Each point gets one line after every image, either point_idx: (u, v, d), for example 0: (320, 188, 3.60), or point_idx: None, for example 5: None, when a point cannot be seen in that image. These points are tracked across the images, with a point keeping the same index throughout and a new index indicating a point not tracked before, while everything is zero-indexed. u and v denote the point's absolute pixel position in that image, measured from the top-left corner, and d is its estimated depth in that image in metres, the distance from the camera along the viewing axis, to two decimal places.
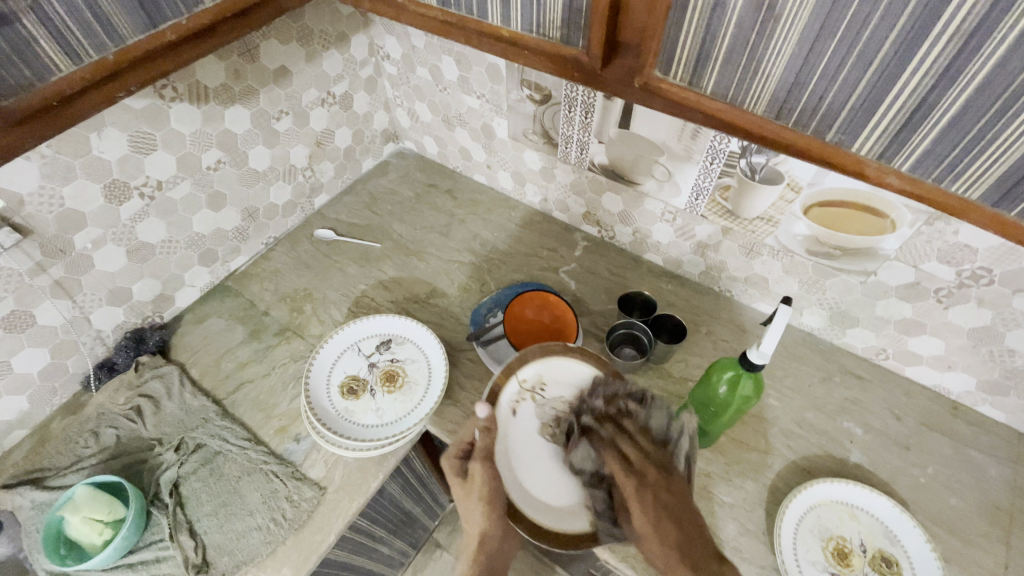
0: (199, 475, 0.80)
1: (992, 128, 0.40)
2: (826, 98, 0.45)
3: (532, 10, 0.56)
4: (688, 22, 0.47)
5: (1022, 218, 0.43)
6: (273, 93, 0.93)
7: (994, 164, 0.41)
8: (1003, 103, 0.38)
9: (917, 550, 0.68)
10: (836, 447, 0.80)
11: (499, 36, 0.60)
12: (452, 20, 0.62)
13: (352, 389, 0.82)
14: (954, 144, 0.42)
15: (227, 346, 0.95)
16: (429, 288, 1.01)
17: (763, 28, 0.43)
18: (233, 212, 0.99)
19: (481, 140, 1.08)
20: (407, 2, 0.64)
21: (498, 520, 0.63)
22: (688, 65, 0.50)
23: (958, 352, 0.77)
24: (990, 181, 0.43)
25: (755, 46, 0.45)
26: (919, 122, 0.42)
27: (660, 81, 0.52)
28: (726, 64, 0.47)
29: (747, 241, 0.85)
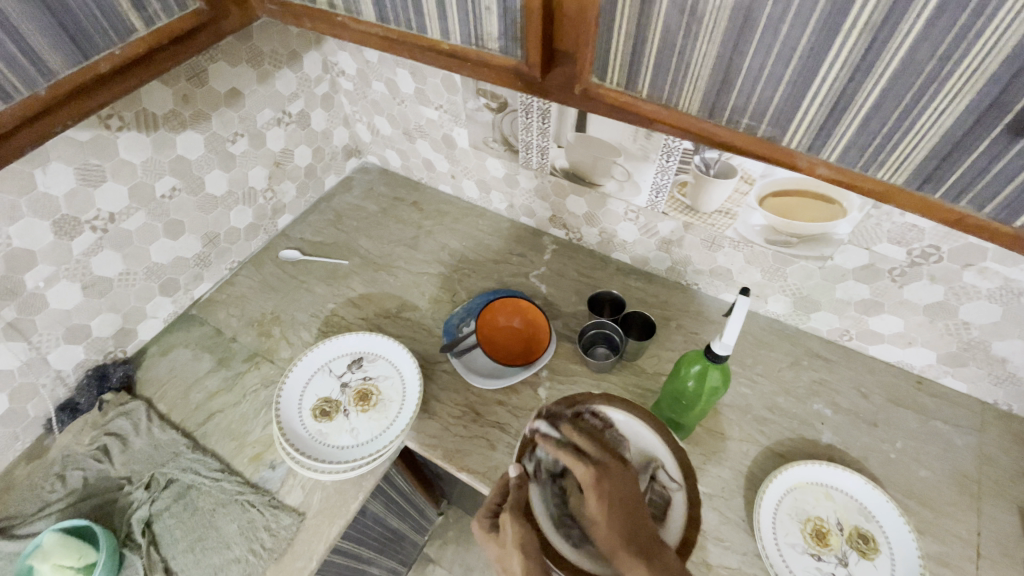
0: (172, 511, 0.78)
1: (908, 114, 0.43)
2: (757, 93, 0.47)
3: (470, 24, 0.56)
4: (620, 33, 0.50)
5: (943, 200, 0.47)
6: (226, 116, 0.92)
7: (915, 147, 0.45)
8: (916, 90, 0.41)
9: (892, 523, 0.70)
10: (808, 429, 0.82)
11: (441, 49, 0.60)
12: (392, 36, 0.62)
13: (324, 411, 0.78)
14: (876, 132, 0.45)
15: (196, 376, 0.92)
16: (400, 302, 1.00)
17: (687, 31, 0.46)
18: (193, 239, 0.96)
19: (443, 151, 1.08)
20: (347, 20, 0.64)
21: (535, 571, 0.57)
22: (622, 71, 0.53)
23: (916, 328, 0.80)
24: (911, 167, 0.46)
25: (682, 48, 0.48)
26: (841, 114, 0.45)
27: (598, 86, 0.55)
28: (657, 68, 0.51)
29: (708, 235, 0.87)
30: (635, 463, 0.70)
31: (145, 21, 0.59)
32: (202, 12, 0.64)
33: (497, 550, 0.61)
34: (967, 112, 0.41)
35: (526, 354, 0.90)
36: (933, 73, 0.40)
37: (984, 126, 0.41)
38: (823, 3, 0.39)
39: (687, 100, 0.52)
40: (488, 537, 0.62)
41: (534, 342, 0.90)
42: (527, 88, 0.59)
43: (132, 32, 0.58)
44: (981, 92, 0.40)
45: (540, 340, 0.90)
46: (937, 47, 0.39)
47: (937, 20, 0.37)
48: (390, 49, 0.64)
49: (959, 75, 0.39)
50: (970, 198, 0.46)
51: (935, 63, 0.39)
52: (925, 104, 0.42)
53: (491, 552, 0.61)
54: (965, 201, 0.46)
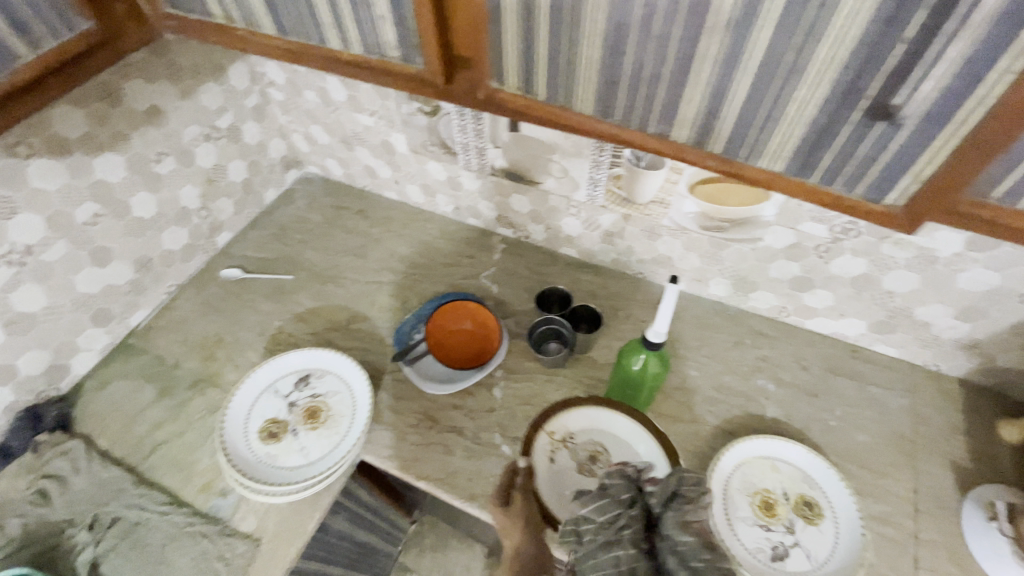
0: (119, 550, 0.75)
1: (777, 108, 0.51)
2: (652, 90, 0.54)
3: (366, 33, 0.61)
4: (520, 43, 0.55)
5: (815, 181, 0.57)
6: (148, 135, 0.88)
7: (794, 128, 0.52)
8: (779, 87, 0.49)
9: (833, 488, 0.74)
10: (754, 405, 0.84)
11: (344, 59, 0.64)
12: (296, 49, 0.66)
13: (272, 433, 0.76)
14: (753, 127, 0.54)
15: (138, 408, 0.89)
16: (349, 313, 0.98)
17: (575, 37, 0.52)
18: (124, 265, 0.92)
19: (383, 156, 1.06)
20: (246, 34, 0.67)
21: (530, 544, 0.65)
22: (519, 77, 0.59)
23: (846, 300, 0.83)
24: (784, 154, 0.55)
25: (574, 54, 0.53)
26: (721, 109, 0.53)
27: (501, 92, 0.60)
28: (549, 70, 0.56)
29: (647, 224, 0.89)
30: (617, 448, 0.76)
31: None
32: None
33: (502, 518, 0.68)
34: (825, 105, 0.49)
35: (478, 357, 0.90)
36: (787, 73, 0.48)
37: (843, 114, 0.49)
38: (689, 10, 0.46)
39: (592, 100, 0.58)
40: (496, 509, 0.69)
41: (486, 343, 0.90)
42: (434, 94, 0.63)
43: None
44: (835, 86, 0.47)
45: (491, 341, 0.90)
46: (791, 50, 0.46)
47: (786, 26, 0.44)
48: (297, 59, 0.67)
49: (815, 63, 0.46)
50: (839, 178, 0.55)
51: (792, 61, 0.47)
52: (788, 99, 0.50)
53: (496, 521, 0.69)
54: (839, 177, 0.55)
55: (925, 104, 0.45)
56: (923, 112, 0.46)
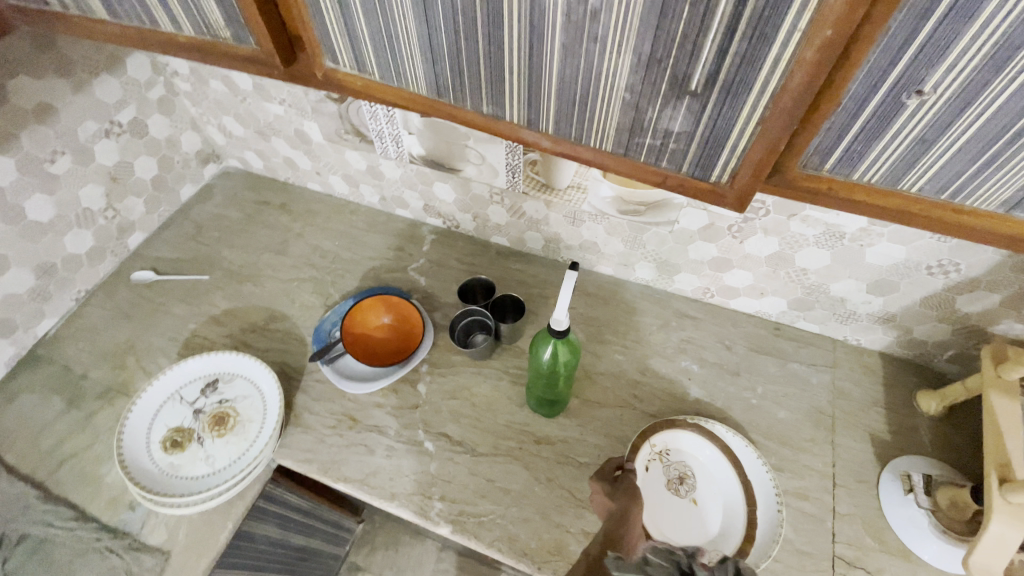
0: (25, 569, 0.71)
1: (587, 73, 0.46)
2: (469, 64, 0.51)
3: (194, 15, 0.57)
4: (338, 20, 0.52)
5: (648, 163, 0.52)
6: (37, 133, 0.82)
7: (609, 106, 0.48)
8: (585, 49, 0.45)
9: (728, 488, 0.73)
10: (678, 387, 0.84)
11: (179, 42, 0.61)
12: (132, 33, 0.62)
13: (175, 442, 0.73)
14: (572, 99, 0.49)
15: (41, 422, 0.84)
16: (268, 313, 0.94)
17: (384, 10, 0.49)
18: (22, 272, 0.86)
19: (301, 147, 1.02)
20: (79, 18, 0.64)
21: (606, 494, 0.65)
22: (351, 56, 0.56)
23: (764, 279, 0.84)
24: (612, 133, 0.51)
25: (388, 27, 0.51)
26: (538, 81, 0.49)
27: (336, 70, 0.58)
28: (376, 49, 0.54)
29: (568, 211, 0.88)
30: None
31: None
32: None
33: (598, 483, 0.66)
34: (634, 69, 0.44)
35: (405, 348, 0.88)
36: (590, 33, 0.43)
37: (652, 80, 0.44)
38: None
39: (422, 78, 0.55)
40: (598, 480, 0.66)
41: (409, 334, 0.88)
42: (279, 76, 0.61)
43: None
44: (636, 49, 0.43)
45: (413, 330, 0.88)
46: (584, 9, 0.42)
47: None
48: (138, 45, 0.64)
49: (608, 34, 0.43)
50: (670, 158, 0.51)
51: (589, 22, 0.43)
52: (597, 64, 0.45)
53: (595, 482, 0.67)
54: (665, 161, 0.51)
55: (719, 71, 0.42)
56: (725, 82, 0.42)
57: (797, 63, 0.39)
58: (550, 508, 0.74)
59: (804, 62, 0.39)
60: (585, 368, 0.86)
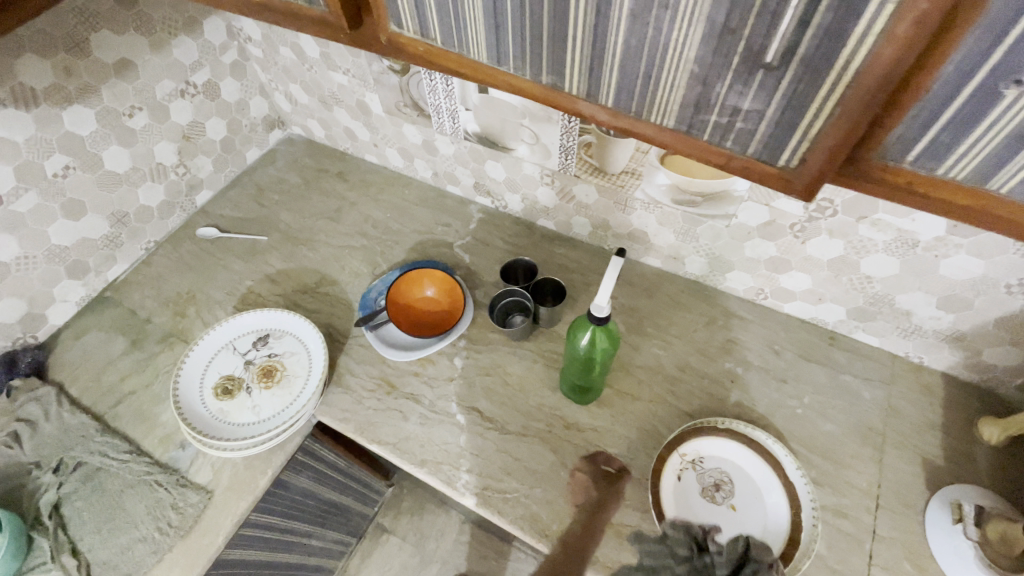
0: (81, 493, 0.77)
1: (655, 44, 0.45)
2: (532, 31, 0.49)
3: None
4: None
5: (713, 142, 0.50)
6: (118, 88, 0.88)
7: (675, 78, 0.47)
8: (654, 17, 0.43)
9: (768, 494, 0.71)
10: (718, 388, 0.82)
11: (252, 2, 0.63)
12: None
13: (227, 389, 0.77)
14: (637, 72, 0.48)
15: (108, 359, 0.91)
16: (318, 277, 0.98)
17: None
18: (98, 219, 0.93)
19: (360, 118, 1.04)
20: None
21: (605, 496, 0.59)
22: (413, 20, 0.56)
23: (823, 284, 0.79)
24: (676, 110, 0.49)
25: None
26: (603, 52, 0.48)
27: (398, 35, 0.58)
28: (439, 14, 0.53)
29: (620, 197, 0.86)
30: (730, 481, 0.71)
31: None
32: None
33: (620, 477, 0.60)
34: (705, 41, 0.43)
35: (441, 328, 0.89)
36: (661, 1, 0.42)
37: (724, 55, 0.43)
38: None
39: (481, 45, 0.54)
40: None
41: (448, 315, 0.90)
42: (343, 39, 0.61)
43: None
44: (709, 19, 0.41)
45: (453, 312, 0.89)
46: None
47: None
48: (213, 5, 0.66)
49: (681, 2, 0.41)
50: (735, 139, 0.49)
51: None
52: (667, 34, 0.44)
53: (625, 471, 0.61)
54: (731, 141, 0.49)
55: (796, 46, 0.40)
56: (803, 56, 0.40)
57: (888, 40, 0.37)
58: (572, 491, 0.74)
59: (896, 39, 0.36)
60: (623, 359, 0.85)
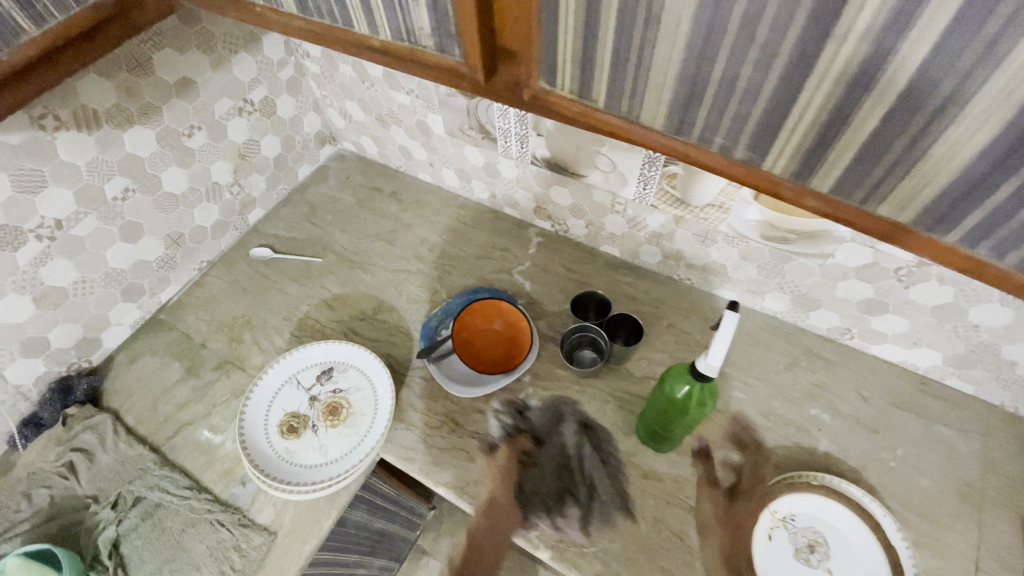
0: (140, 531, 0.75)
1: (920, 140, 0.37)
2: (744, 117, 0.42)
3: (398, 15, 0.50)
4: (594, 43, 0.43)
5: (960, 244, 0.41)
6: (178, 108, 0.85)
7: (930, 174, 0.38)
8: (928, 110, 0.35)
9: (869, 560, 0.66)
10: (804, 437, 0.77)
11: (370, 45, 0.55)
12: (317, 30, 0.57)
13: (292, 428, 0.75)
14: (880, 162, 0.39)
15: (164, 386, 0.88)
16: (375, 303, 0.95)
17: (647, 30, 0.40)
18: (154, 241, 0.91)
19: (419, 138, 1.01)
20: (264, 10, 0.59)
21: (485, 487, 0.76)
22: (573, 79, 0.48)
23: (922, 329, 0.74)
24: (922, 206, 0.40)
25: (641, 51, 0.42)
26: (834, 138, 0.40)
27: (547, 92, 0.50)
28: (613, 76, 0.45)
29: (700, 229, 0.81)
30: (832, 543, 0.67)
31: (31, 18, 0.54)
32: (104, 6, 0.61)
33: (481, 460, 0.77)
34: (993, 144, 0.34)
35: (504, 363, 0.84)
36: (948, 91, 0.33)
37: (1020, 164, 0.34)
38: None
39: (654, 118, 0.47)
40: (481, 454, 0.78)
41: (514, 351, 0.84)
42: (469, 89, 0.54)
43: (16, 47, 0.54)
44: (1011, 123, 0.33)
45: (520, 350, 0.84)
46: (955, 58, 0.32)
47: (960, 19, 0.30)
48: (319, 42, 0.58)
49: (978, 98, 0.33)
50: (997, 242, 0.40)
51: (954, 77, 0.33)
52: (938, 129, 0.35)
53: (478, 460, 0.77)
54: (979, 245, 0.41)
55: None
56: None
57: None
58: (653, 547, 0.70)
59: None
60: None
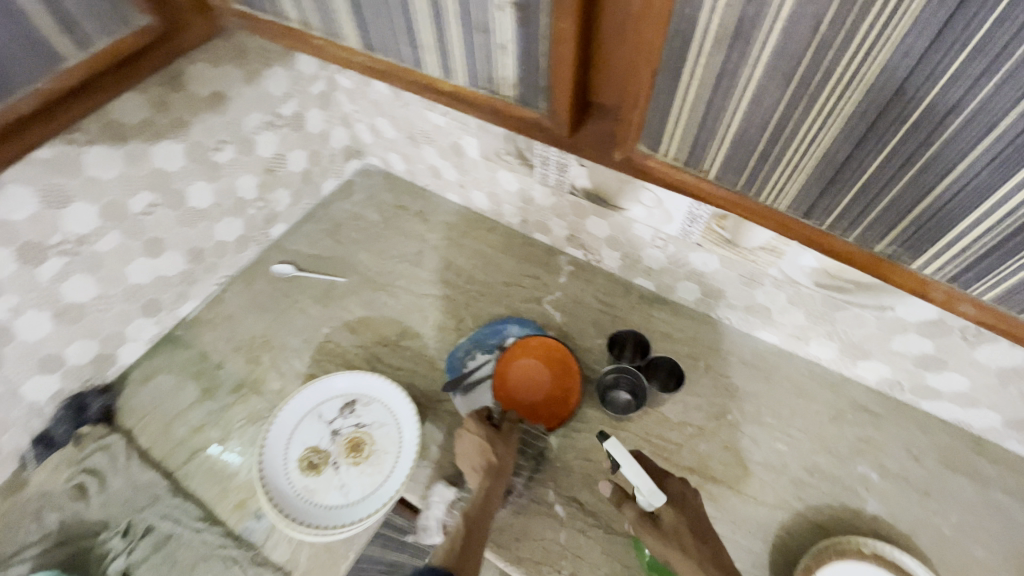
0: (150, 563, 0.73)
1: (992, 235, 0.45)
2: (821, 149, 0.48)
3: (482, 69, 0.59)
4: (684, 86, 0.50)
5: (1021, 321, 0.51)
6: (208, 122, 0.82)
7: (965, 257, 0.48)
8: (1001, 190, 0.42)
9: None
10: (850, 496, 0.73)
11: (441, 88, 0.64)
12: (380, 67, 0.66)
13: (312, 463, 0.71)
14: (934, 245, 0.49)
15: (178, 408, 0.85)
16: (400, 329, 0.91)
17: (786, 96, 0.46)
18: (175, 256, 0.88)
19: (451, 159, 0.97)
20: (328, 44, 0.69)
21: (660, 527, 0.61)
22: (676, 145, 0.56)
23: (985, 390, 0.69)
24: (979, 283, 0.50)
25: (770, 120, 0.48)
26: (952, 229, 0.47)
27: (645, 154, 0.59)
28: (729, 141, 0.52)
29: (747, 271, 0.77)
30: None
31: (84, 40, 0.66)
32: (150, 29, 0.71)
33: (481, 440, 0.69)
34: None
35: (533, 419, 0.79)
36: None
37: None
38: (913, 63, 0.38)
39: (759, 133, 0.50)
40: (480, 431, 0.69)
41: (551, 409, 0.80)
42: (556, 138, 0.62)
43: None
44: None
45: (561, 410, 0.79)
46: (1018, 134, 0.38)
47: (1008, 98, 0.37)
48: (381, 77, 0.68)
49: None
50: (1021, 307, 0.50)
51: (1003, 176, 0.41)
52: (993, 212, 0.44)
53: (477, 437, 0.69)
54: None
55: None
56: None
57: None
58: None
59: None
60: (740, 453, 0.77)
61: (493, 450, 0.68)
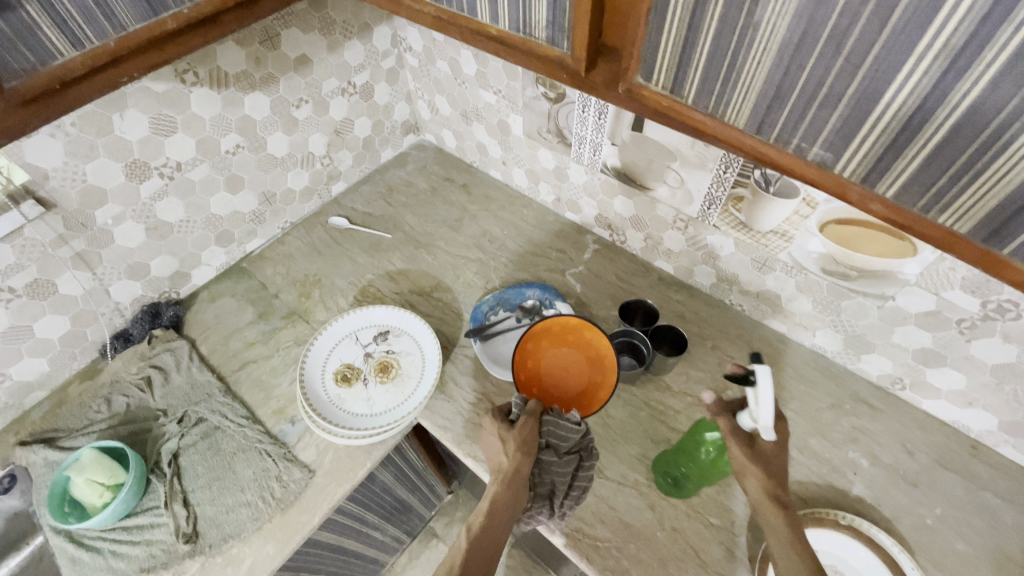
0: (197, 448, 0.83)
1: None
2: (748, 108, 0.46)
3: (520, 11, 0.55)
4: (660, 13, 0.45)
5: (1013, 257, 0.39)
6: (293, 81, 0.95)
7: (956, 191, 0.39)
8: None
9: None
10: (838, 477, 0.76)
11: (489, 34, 0.60)
12: (445, 17, 0.63)
13: (345, 377, 0.81)
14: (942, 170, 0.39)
15: (237, 326, 0.98)
16: (434, 282, 1.01)
17: (741, 35, 0.42)
18: (250, 195, 1.01)
19: (498, 136, 1.07)
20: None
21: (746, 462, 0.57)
22: (669, 73, 0.49)
23: (980, 388, 0.72)
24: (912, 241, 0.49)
25: (729, 60, 0.44)
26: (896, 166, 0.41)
27: (641, 87, 0.52)
28: (704, 75, 0.47)
29: (759, 255, 0.82)
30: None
31: None
32: None
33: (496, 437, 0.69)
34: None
35: (579, 405, 0.78)
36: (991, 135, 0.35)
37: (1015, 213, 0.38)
38: None
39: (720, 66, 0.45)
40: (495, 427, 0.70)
41: (595, 391, 0.77)
42: (570, 80, 0.57)
43: (127, 25, 0.57)
44: None
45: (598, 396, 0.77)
46: None
47: None
48: (442, 30, 0.65)
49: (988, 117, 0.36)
50: None
51: None
52: None
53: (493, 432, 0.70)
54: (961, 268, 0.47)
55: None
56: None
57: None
58: (666, 555, 0.71)
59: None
60: None
61: (505, 450, 0.68)
